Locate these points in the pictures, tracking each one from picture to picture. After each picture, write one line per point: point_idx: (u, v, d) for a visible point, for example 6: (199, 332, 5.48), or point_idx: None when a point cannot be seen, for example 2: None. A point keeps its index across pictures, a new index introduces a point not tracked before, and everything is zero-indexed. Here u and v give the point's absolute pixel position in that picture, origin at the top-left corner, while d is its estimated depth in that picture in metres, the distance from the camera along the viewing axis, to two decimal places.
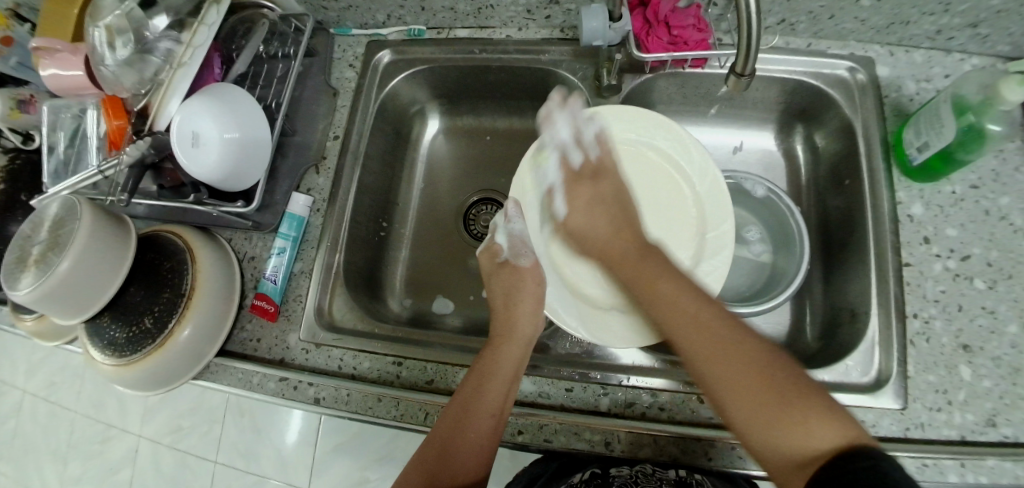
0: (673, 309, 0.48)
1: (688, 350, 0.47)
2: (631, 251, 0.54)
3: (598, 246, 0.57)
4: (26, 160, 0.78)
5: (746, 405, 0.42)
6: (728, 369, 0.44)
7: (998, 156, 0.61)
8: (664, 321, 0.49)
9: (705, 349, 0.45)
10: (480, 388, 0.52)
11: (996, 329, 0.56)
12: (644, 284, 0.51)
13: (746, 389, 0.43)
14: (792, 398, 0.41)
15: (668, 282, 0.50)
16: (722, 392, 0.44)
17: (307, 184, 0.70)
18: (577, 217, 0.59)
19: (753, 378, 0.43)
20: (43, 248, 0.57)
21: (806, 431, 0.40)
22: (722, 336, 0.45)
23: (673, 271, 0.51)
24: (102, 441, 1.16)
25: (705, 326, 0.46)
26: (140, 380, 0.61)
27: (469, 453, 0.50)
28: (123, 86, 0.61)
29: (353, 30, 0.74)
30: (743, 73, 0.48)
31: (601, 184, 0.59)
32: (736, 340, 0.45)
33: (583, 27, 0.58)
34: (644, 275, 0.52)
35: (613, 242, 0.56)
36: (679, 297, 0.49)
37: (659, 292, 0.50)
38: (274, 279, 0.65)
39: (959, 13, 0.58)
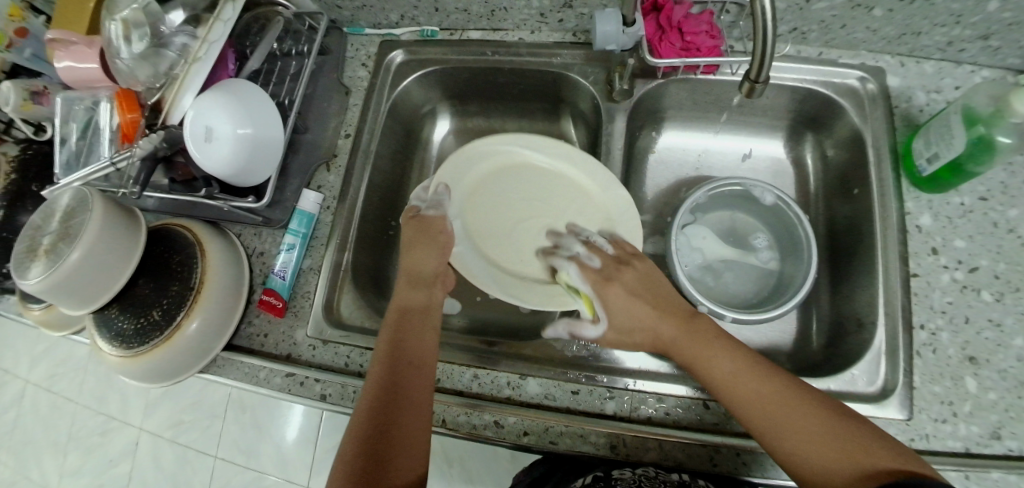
0: (720, 378, 0.48)
1: (757, 424, 0.45)
2: (677, 331, 0.51)
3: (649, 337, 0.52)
4: (38, 151, 0.79)
5: (822, 464, 0.42)
6: (787, 416, 0.44)
7: (1007, 169, 0.61)
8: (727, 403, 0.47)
9: (771, 419, 0.45)
10: (397, 338, 0.53)
11: (1003, 342, 0.56)
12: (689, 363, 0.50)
13: (821, 448, 0.42)
14: (860, 447, 0.42)
15: (718, 353, 0.49)
16: (796, 453, 0.43)
17: (318, 182, 0.70)
18: (619, 315, 0.53)
19: (817, 433, 0.43)
20: (54, 239, 0.58)
21: (875, 469, 0.40)
22: (782, 399, 0.45)
23: (720, 344, 0.50)
24: (103, 433, 1.16)
25: (765, 399, 0.46)
26: (147, 373, 0.61)
27: (406, 407, 0.49)
28: (138, 80, 0.62)
29: (366, 29, 0.74)
30: (757, 79, 0.48)
31: (628, 276, 0.55)
32: (793, 399, 0.45)
33: (595, 30, 0.59)
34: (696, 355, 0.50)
35: (662, 324, 0.52)
36: (723, 362, 0.48)
37: (710, 370, 0.49)
38: (282, 275, 0.65)
39: (971, 26, 0.59)
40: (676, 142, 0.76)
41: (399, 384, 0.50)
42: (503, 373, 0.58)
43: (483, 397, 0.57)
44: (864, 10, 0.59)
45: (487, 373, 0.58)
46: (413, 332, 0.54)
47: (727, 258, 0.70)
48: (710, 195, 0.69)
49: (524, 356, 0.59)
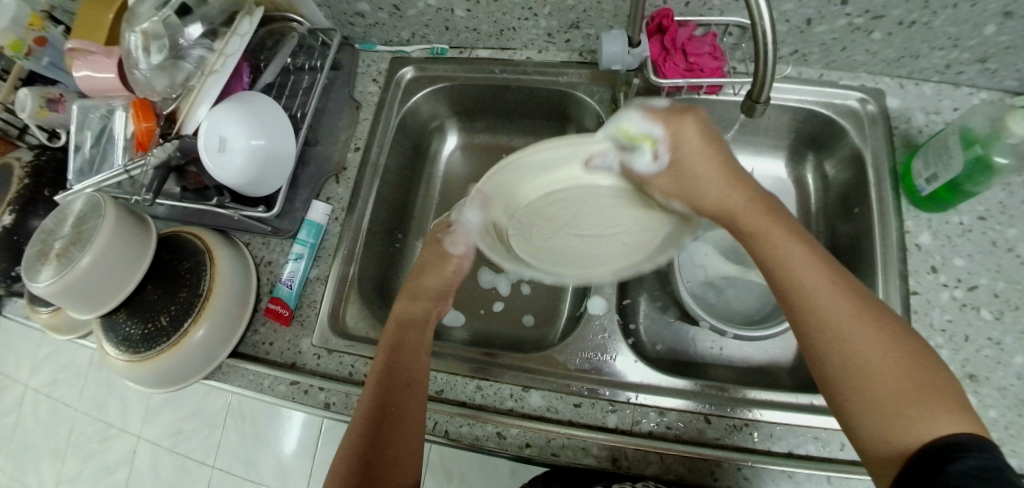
0: (784, 254, 0.46)
1: (814, 327, 0.43)
2: (751, 208, 0.49)
3: (715, 205, 0.50)
4: (51, 157, 0.80)
5: (868, 396, 0.39)
6: (842, 328, 0.41)
7: (1005, 189, 0.62)
8: (795, 295, 0.44)
9: (832, 323, 0.42)
10: (392, 361, 0.53)
11: (1002, 360, 0.56)
12: (757, 237, 0.48)
13: (875, 375, 0.39)
14: (920, 392, 0.38)
15: (795, 243, 0.46)
16: (846, 371, 0.40)
17: (326, 193, 0.71)
18: (689, 165, 0.50)
19: (880, 360, 0.39)
20: (66, 243, 0.59)
21: (925, 422, 0.37)
22: (854, 314, 0.41)
23: (799, 235, 0.47)
24: (102, 440, 1.16)
25: (836, 307, 0.42)
26: (152, 378, 0.62)
27: (398, 425, 0.50)
28: (155, 90, 0.64)
29: (377, 46, 0.76)
30: (758, 99, 0.49)
31: (697, 132, 0.50)
32: (867, 322, 0.41)
33: (602, 51, 0.60)
34: (764, 233, 0.47)
35: (732, 196, 0.50)
36: (795, 247, 0.46)
37: (783, 254, 0.46)
38: (289, 285, 0.66)
39: (969, 49, 0.60)
40: None
41: (391, 397, 0.51)
42: (506, 385, 0.58)
43: (485, 408, 0.58)
44: (864, 33, 0.61)
45: (490, 385, 0.59)
46: (405, 346, 0.55)
47: (730, 275, 0.71)
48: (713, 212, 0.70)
49: (527, 368, 0.59)
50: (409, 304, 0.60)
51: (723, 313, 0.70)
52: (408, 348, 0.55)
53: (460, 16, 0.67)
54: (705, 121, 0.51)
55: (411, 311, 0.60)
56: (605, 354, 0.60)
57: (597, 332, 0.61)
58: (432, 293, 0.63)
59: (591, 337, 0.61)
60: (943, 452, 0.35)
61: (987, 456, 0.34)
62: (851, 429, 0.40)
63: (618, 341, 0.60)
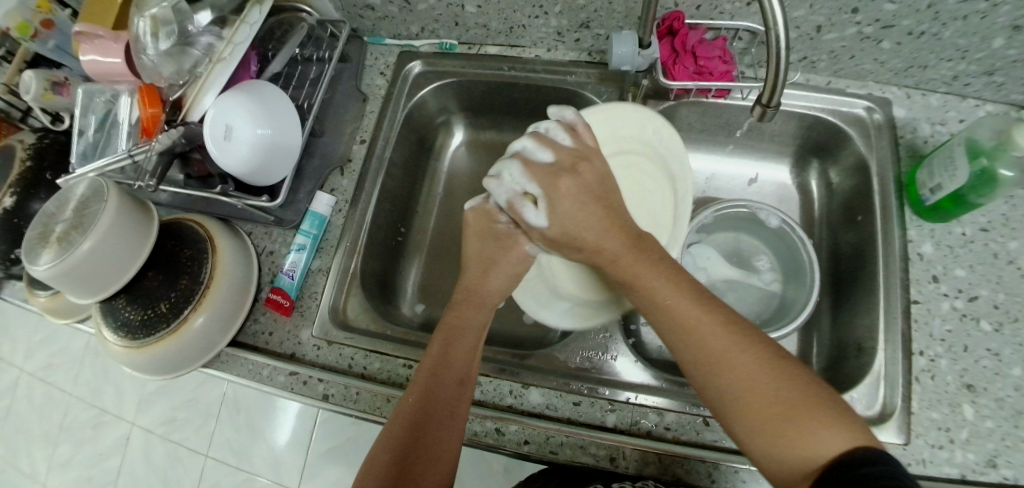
0: (657, 294, 0.45)
1: (697, 366, 0.42)
2: (624, 252, 0.47)
3: (591, 244, 0.48)
4: (54, 140, 0.80)
5: (757, 420, 0.39)
6: (723, 367, 0.41)
7: (1008, 201, 0.62)
8: (675, 334, 0.44)
9: (711, 360, 0.42)
10: (445, 354, 0.52)
11: (1000, 371, 0.57)
12: (632, 282, 0.47)
13: (758, 402, 0.39)
14: (801, 411, 0.38)
15: (664, 286, 0.45)
16: (730, 404, 0.40)
17: (331, 185, 0.71)
18: (559, 221, 0.48)
19: (760, 387, 0.39)
20: (67, 227, 0.58)
21: (816, 440, 0.37)
22: (728, 345, 0.41)
23: (666, 272, 0.46)
24: (95, 426, 1.16)
25: (712, 345, 0.42)
26: (150, 365, 0.62)
27: (442, 422, 0.49)
28: (162, 76, 0.63)
29: (386, 39, 0.76)
30: (769, 104, 0.49)
31: (586, 178, 0.49)
32: (748, 345, 0.41)
33: (612, 52, 0.59)
34: (635, 275, 0.46)
35: (604, 242, 0.47)
36: (662, 285, 0.45)
37: (657, 297, 0.45)
38: (290, 275, 0.65)
39: (977, 61, 0.60)
40: None
41: (430, 402, 0.50)
42: (507, 381, 0.58)
43: (485, 404, 0.58)
44: (873, 42, 0.61)
45: (490, 381, 0.58)
46: (460, 347, 0.53)
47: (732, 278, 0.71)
48: (716, 216, 0.71)
49: (527, 365, 0.59)
50: (466, 307, 0.55)
51: None
52: (455, 353, 0.53)
53: (470, 12, 0.67)
54: (598, 160, 0.51)
55: (466, 317, 0.55)
56: (606, 354, 0.60)
57: (598, 332, 0.62)
58: (495, 292, 0.56)
59: (592, 337, 0.61)
60: (847, 471, 0.35)
61: (883, 464, 0.34)
62: (752, 456, 0.40)
63: (618, 341, 0.61)
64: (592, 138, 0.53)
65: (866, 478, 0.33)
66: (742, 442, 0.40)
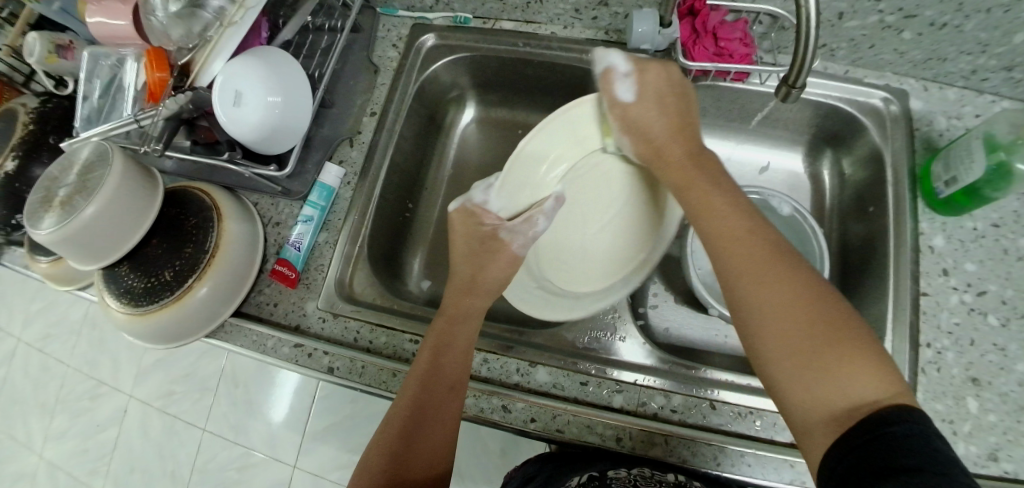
0: (713, 207, 0.47)
1: (739, 278, 0.43)
2: (684, 159, 0.52)
3: (653, 144, 0.54)
4: (57, 105, 0.78)
5: (788, 345, 0.39)
6: (774, 304, 0.41)
7: (1020, 198, 0.62)
8: (720, 246, 0.45)
9: (744, 267, 0.43)
10: (437, 356, 0.52)
11: (1005, 366, 0.57)
12: (686, 187, 0.50)
13: (784, 333, 0.40)
14: (838, 339, 0.38)
15: (717, 196, 0.47)
16: (760, 315, 0.41)
17: (340, 156, 0.70)
18: (630, 118, 0.54)
19: (799, 304, 0.40)
20: (71, 191, 0.57)
21: (845, 384, 0.36)
22: (773, 268, 0.42)
23: (727, 189, 0.48)
24: (93, 397, 1.15)
25: (755, 255, 0.43)
26: (154, 333, 0.61)
27: (433, 421, 0.49)
28: (170, 39, 0.63)
29: (399, 11, 0.75)
30: (795, 85, 0.49)
31: (655, 81, 0.55)
32: (790, 284, 0.41)
33: (632, 30, 0.60)
34: (690, 181, 0.50)
35: (670, 145, 0.53)
36: (720, 198, 0.47)
37: (711, 201, 0.47)
38: (297, 247, 0.65)
39: (996, 56, 0.60)
40: None
41: (421, 415, 0.49)
42: (513, 360, 0.58)
43: (490, 381, 0.57)
44: (894, 32, 0.60)
45: (496, 358, 0.58)
46: (452, 354, 0.52)
47: None
48: None
49: (534, 344, 0.59)
50: (453, 326, 0.54)
51: None
52: (444, 368, 0.51)
53: None
54: (674, 69, 0.56)
55: (454, 334, 0.54)
56: (614, 335, 0.60)
57: (607, 312, 0.62)
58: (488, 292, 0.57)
59: (600, 317, 0.62)
60: (876, 429, 0.34)
61: (914, 425, 0.33)
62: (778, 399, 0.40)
63: (626, 322, 0.61)
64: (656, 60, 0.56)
65: (893, 437, 0.33)
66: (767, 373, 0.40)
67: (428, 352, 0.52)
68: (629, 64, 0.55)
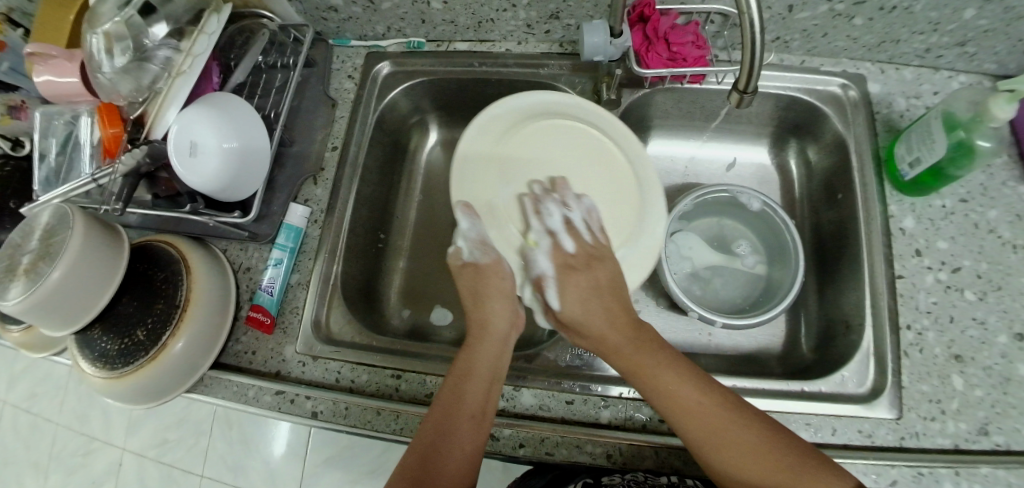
0: (662, 390, 0.49)
1: (708, 450, 0.47)
2: (631, 345, 0.52)
3: (599, 340, 0.53)
4: (15, 167, 0.75)
5: (762, 486, 0.45)
6: (737, 454, 0.46)
7: (986, 171, 0.63)
8: (678, 419, 0.48)
9: (710, 440, 0.47)
10: (457, 387, 0.51)
11: (987, 340, 0.57)
12: (637, 372, 0.51)
13: (751, 469, 0.46)
14: (800, 473, 0.45)
15: (680, 387, 0.49)
16: (728, 474, 0.47)
17: (305, 195, 0.69)
18: (571, 313, 0.54)
19: (757, 454, 0.46)
20: (34, 258, 0.55)
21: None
22: (724, 423, 0.47)
23: (669, 365, 0.51)
24: (85, 454, 1.13)
25: (703, 419, 0.48)
26: (133, 394, 0.60)
27: (453, 454, 0.48)
28: (120, 94, 0.61)
29: (352, 41, 0.74)
30: (746, 90, 0.49)
31: (598, 275, 0.55)
32: (742, 425, 0.47)
33: (584, 42, 0.59)
34: (641, 370, 0.51)
35: (612, 335, 0.53)
36: (668, 376, 0.50)
37: (659, 382, 0.50)
38: (270, 291, 0.64)
39: (948, 33, 0.60)
40: (663, 151, 0.77)
41: (453, 427, 0.49)
42: None
43: None
44: (845, 19, 0.61)
45: None
46: (473, 380, 0.52)
47: (715, 264, 0.71)
48: (697, 203, 0.69)
49: (517, 367, 0.59)
50: (475, 353, 0.54)
51: (712, 303, 0.70)
52: (466, 396, 0.50)
53: (436, 9, 0.66)
54: (598, 264, 0.56)
55: (476, 361, 0.53)
56: None
57: None
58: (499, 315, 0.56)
59: None
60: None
61: None
62: None
63: None
64: (586, 258, 0.56)
65: None
66: None
67: (452, 381, 0.52)
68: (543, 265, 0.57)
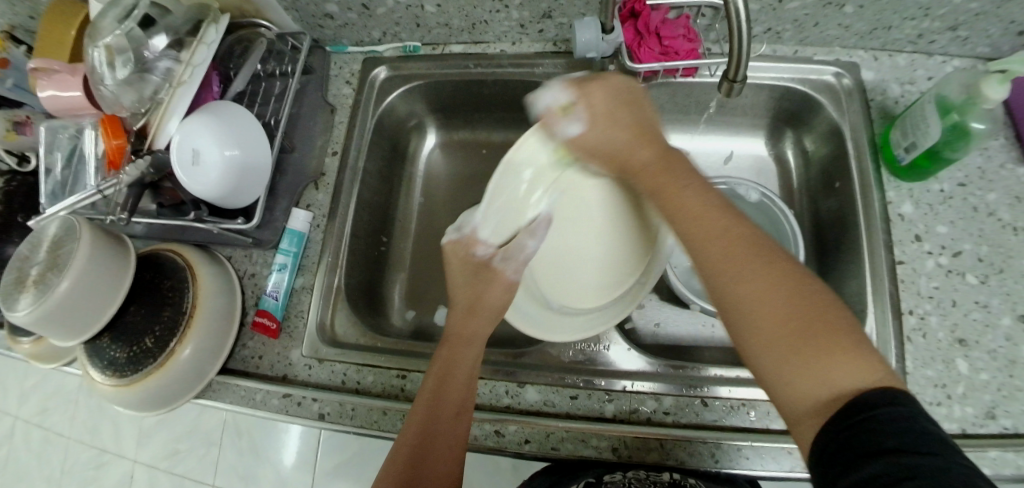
0: (682, 207, 0.45)
1: (708, 263, 0.42)
2: (654, 162, 0.48)
3: (615, 156, 0.51)
4: (21, 182, 0.76)
5: (768, 332, 0.38)
6: (759, 302, 0.39)
7: (983, 154, 0.63)
8: (690, 235, 0.44)
9: (729, 266, 0.41)
10: (443, 383, 0.51)
11: (990, 322, 0.57)
12: (657, 191, 0.47)
13: (772, 314, 0.39)
14: (828, 335, 0.37)
15: (697, 196, 0.45)
16: (735, 304, 0.40)
17: (307, 201, 0.70)
18: (586, 138, 0.51)
19: (785, 292, 0.39)
20: (42, 270, 0.56)
21: (825, 375, 0.36)
22: (753, 257, 0.41)
23: (702, 186, 0.46)
24: (98, 466, 1.14)
25: (731, 244, 0.42)
26: (145, 402, 0.60)
27: (438, 454, 0.48)
28: (123, 106, 0.62)
29: (348, 47, 0.75)
30: (736, 79, 0.50)
31: (615, 89, 0.51)
32: (769, 264, 0.40)
33: (576, 40, 0.60)
34: (663, 185, 0.47)
35: (636, 152, 0.49)
36: (693, 197, 0.45)
37: (682, 199, 0.45)
38: (275, 296, 0.65)
39: (939, 18, 0.61)
40: None
41: (433, 425, 0.49)
42: (502, 382, 0.58)
43: (483, 407, 0.57)
44: (836, 8, 0.61)
45: (485, 383, 0.58)
46: (455, 374, 0.52)
47: None
48: None
49: (521, 365, 0.59)
50: (457, 349, 0.54)
51: None
52: (449, 391, 0.51)
53: (430, 12, 0.67)
54: (615, 77, 0.51)
55: (458, 361, 0.53)
56: (599, 344, 0.60)
57: None
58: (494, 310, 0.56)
59: None
60: (860, 413, 0.34)
61: (899, 408, 0.33)
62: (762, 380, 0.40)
63: (609, 330, 0.60)
64: (596, 76, 0.52)
65: (879, 422, 0.33)
66: (750, 354, 0.40)
67: (435, 374, 0.52)
68: (561, 95, 0.51)
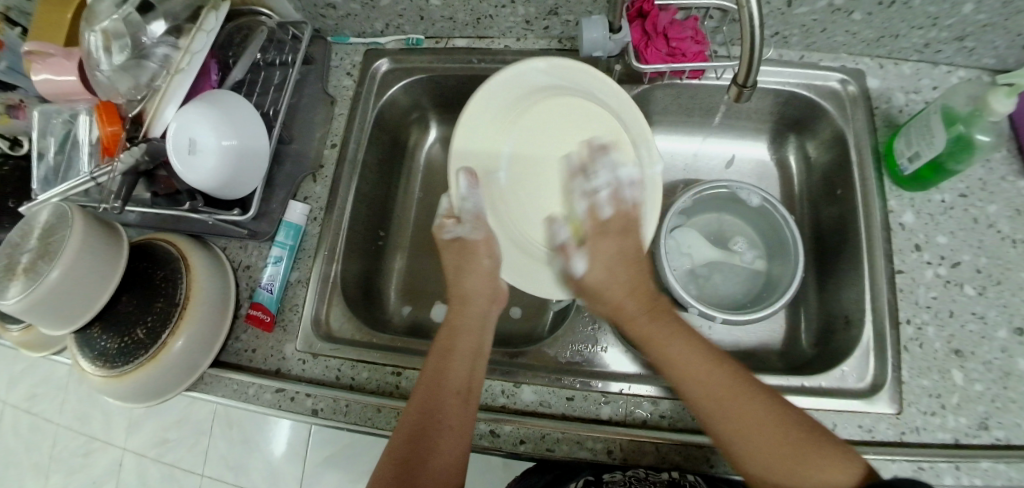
0: (672, 365, 0.50)
1: (701, 403, 0.48)
2: (643, 314, 0.53)
3: (607, 305, 0.55)
4: (15, 167, 0.75)
5: (766, 456, 0.45)
6: (750, 432, 0.46)
7: (985, 166, 0.63)
8: (680, 381, 0.49)
9: (722, 410, 0.47)
10: (444, 362, 0.53)
11: (986, 334, 0.57)
12: (646, 340, 0.52)
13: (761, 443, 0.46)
14: (806, 449, 0.45)
15: (677, 342, 0.51)
16: (737, 444, 0.46)
17: (304, 193, 0.70)
18: (594, 276, 0.55)
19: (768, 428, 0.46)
20: (32, 257, 0.55)
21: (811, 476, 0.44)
22: (737, 397, 0.48)
23: (683, 335, 0.51)
24: (86, 454, 1.13)
25: (721, 394, 0.48)
26: (132, 393, 0.59)
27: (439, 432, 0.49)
28: (119, 92, 0.60)
29: (350, 38, 0.74)
30: (745, 84, 0.50)
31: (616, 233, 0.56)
32: (752, 397, 0.48)
33: (583, 38, 0.59)
34: (652, 338, 0.52)
35: (625, 303, 0.54)
36: (676, 348, 0.50)
37: (668, 348, 0.50)
38: (269, 289, 0.64)
39: (947, 28, 0.60)
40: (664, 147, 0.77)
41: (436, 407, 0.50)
42: (498, 382, 0.57)
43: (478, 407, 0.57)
44: (844, 14, 0.60)
45: None
46: (461, 356, 0.53)
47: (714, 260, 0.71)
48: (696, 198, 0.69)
49: (517, 364, 0.59)
50: (456, 337, 0.55)
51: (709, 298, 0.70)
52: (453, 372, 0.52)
53: (435, 6, 0.66)
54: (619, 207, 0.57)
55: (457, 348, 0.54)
56: (597, 346, 0.60)
57: (587, 324, 0.62)
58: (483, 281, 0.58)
59: (580, 329, 0.62)
60: None
61: None
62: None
63: (607, 333, 0.61)
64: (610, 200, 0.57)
65: None
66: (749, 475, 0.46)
67: (437, 356, 0.53)
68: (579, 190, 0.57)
